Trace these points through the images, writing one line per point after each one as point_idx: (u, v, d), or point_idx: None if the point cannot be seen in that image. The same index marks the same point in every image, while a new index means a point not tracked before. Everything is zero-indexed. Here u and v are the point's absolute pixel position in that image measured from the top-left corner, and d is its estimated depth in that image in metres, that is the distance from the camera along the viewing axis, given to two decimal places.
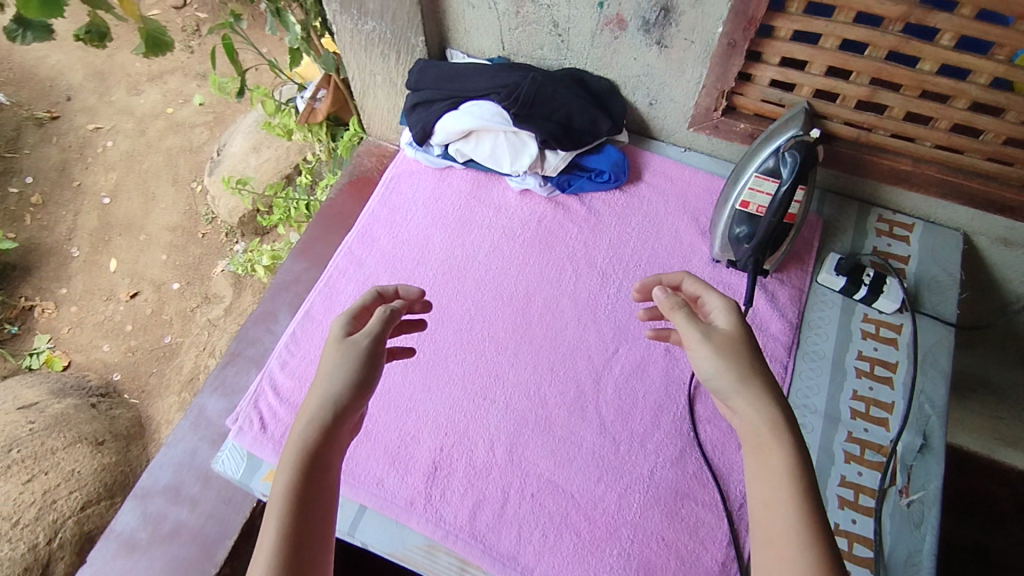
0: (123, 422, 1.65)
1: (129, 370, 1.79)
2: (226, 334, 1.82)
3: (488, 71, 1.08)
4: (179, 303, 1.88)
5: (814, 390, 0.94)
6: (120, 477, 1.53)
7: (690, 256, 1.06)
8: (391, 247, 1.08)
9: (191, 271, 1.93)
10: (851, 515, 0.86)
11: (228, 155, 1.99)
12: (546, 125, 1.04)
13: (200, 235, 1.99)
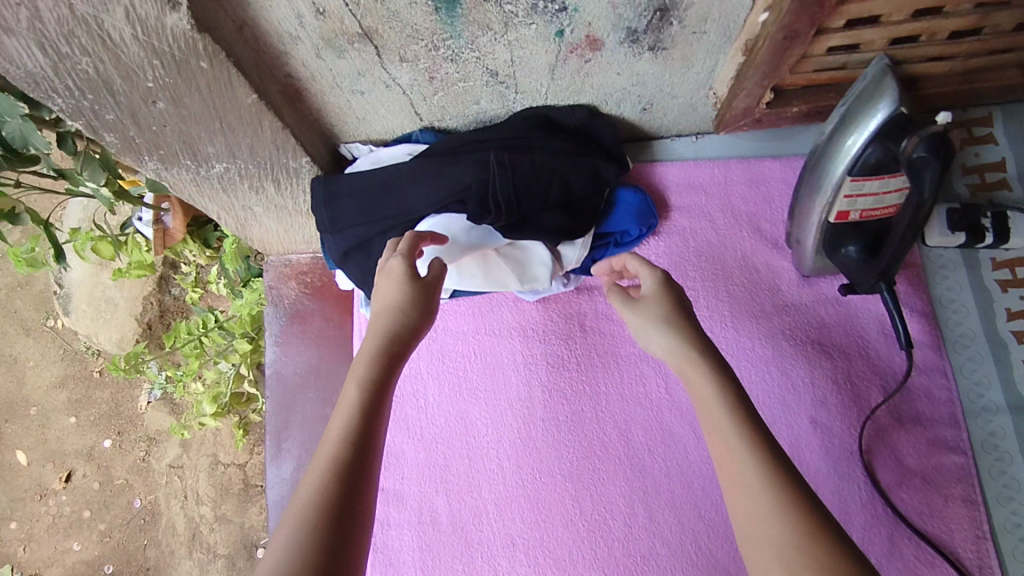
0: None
1: (119, 555, 1.44)
2: (201, 470, 1.45)
3: (431, 176, 0.74)
4: (124, 460, 1.46)
5: (985, 384, 0.78)
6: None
7: (777, 283, 0.83)
8: (424, 455, 0.81)
9: (114, 419, 1.49)
10: None
11: (71, 283, 1.50)
12: (545, 218, 0.75)
13: (96, 374, 1.52)
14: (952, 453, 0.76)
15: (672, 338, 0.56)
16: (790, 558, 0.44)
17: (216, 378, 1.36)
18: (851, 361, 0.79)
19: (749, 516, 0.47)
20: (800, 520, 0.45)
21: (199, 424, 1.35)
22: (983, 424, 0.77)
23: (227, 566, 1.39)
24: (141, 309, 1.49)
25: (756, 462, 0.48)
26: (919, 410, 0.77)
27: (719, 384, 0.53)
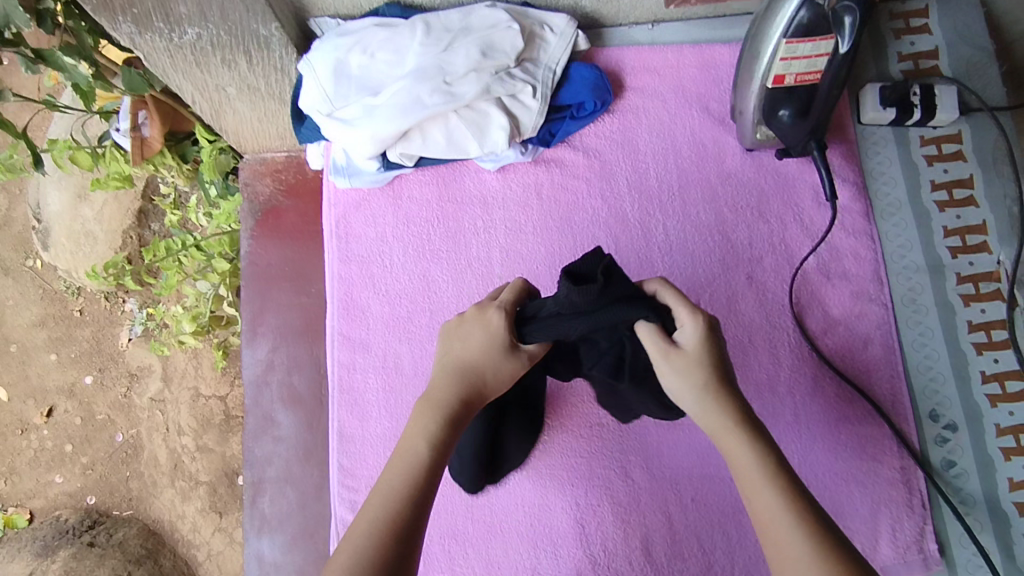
0: (134, 543, 1.47)
1: (101, 488, 1.56)
2: (183, 404, 1.55)
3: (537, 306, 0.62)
4: (106, 395, 1.58)
5: (907, 246, 0.86)
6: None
7: (722, 157, 0.89)
8: (390, 310, 0.87)
9: (95, 356, 1.61)
10: (992, 356, 0.82)
11: (51, 217, 1.60)
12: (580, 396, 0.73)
13: (76, 313, 1.64)
14: (873, 305, 0.84)
15: (710, 397, 0.57)
16: None
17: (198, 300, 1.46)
18: (786, 226, 0.86)
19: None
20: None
21: (181, 342, 1.46)
22: (903, 282, 0.85)
23: (209, 493, 1.50)
24: (122, 243, 1.57)
25: (797, 528, 0.50)
26: (846, 268, 0.85)
27: (758, 456, 0.54)
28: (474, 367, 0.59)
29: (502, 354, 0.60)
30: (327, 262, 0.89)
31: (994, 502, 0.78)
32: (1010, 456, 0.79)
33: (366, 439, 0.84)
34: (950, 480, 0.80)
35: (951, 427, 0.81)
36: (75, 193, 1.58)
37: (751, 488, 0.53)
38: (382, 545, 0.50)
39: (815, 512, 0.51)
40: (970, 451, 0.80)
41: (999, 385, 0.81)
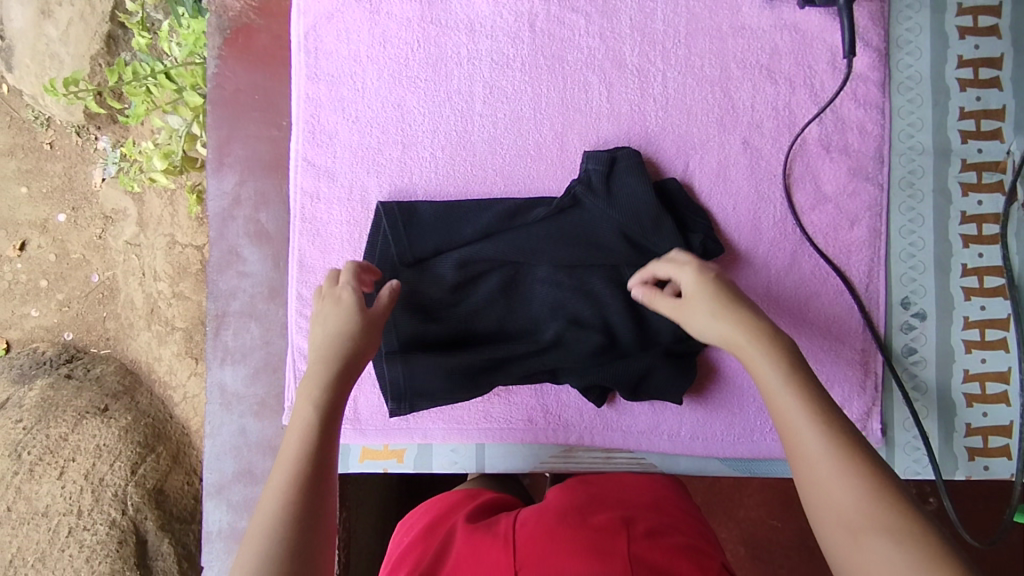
0: (112, 379, 1.47)
1: (78, 324, 1.55)
2: (159, 249, 1.50)
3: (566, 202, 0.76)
4: (81, 235, 1.55)
5: (917, 125, 0.80)
6: (149, 429, 1.40)
7: (738, 5, 0.80)
8: (359, 138, 0.80)
9: (68, 194, 1.56)
10: (977, 250, 0.79)
11: (13, 34, 1.48)
12: (544, 370, 0.76)
13: (46, 146, 1.58)
14: (868, 185, 0.79)
15: (723, 313, 0.62)
16: (851, 520, 0.49)
17: (168, 137, 1.42)
18: (794, 89, 0.79)
19: (819, 492, 0.51)
20: (863, 486, 0.50)
21: (151, 180, 1.42)
22: (905, 163, 0.80)
23: (185, 339, 1.47)
24: (89, 70, 1.45)
25: (819, 433, 0.53)
26: (848, 141, 0.79)
27: (773, 360, 0.58)
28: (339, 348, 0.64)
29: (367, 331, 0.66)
30: (295, 80, 0.81)
31: (946, 391, 0.79)
32: (970, 349, 0.78)
33: (326, 270, 0.80)
34: (907, 367, 0.80)
35: (920, 316, 0.79)
36: (36, 9, 1.45)
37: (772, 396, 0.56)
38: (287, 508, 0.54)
39: (829, 412, 0.54)
40: (934, 341, 0.79)
41: (977, 279, 0.79)
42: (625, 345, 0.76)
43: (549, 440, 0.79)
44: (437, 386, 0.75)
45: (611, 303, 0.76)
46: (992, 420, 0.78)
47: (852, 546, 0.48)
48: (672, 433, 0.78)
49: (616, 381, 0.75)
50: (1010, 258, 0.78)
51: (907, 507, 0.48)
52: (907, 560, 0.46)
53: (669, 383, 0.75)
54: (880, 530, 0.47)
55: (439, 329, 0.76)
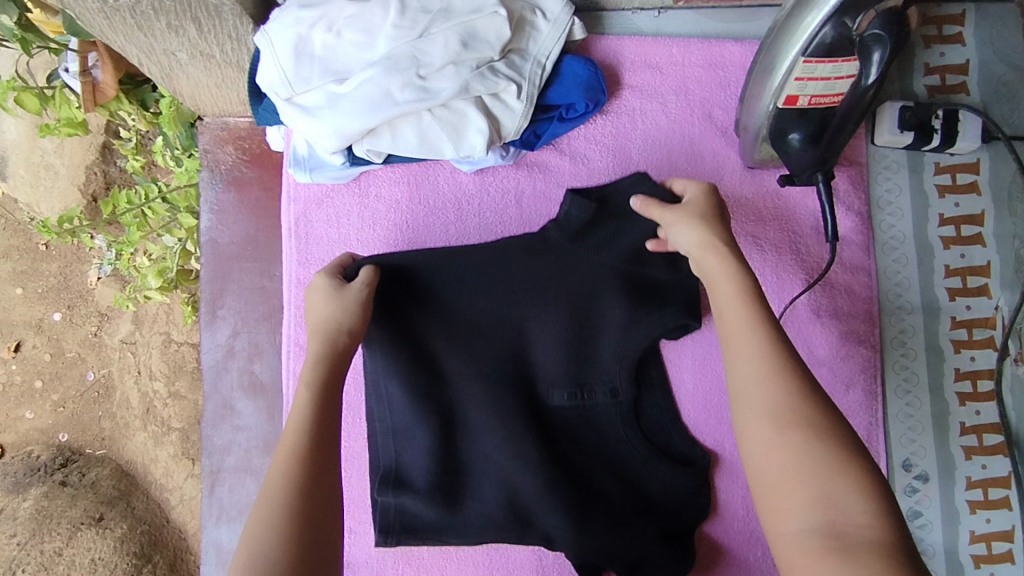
0: (107, 483, 1.44)
1: (74, 425, 1.50)
2: (155, 348, 1.48)
3: (581, 345, 0.74)
4: (75, 333, 1.50)
5: (905, 284, 0.80)
6: (145, 537, 1.40)
7: (720, 173, 0.81)
8: None
9: (63, 292, 1.51)
10: (974, 407, 0.79)
11: (6, 146, 1.47)
12: (534, 531, 0.74)
13: (41, 246, 1.52)
14: (861, 347, 0.79)
15: (703, 228, 0.64)
16: (782, 416, 0.52)
17: (161, 250, 1.42)
18: (781, 257, 0.80)
19: (750, 390, 0.54)
20: (788, 386, 0.53)
21: (145, 297, 1.39)
22: (895, 322, 0.80)
23: (181, 440, 1.44)
24: (84, 180, 1.46)
25: (754, 357, 0.55)
26: (838, 304, 0.79)
27: (738, 278, 0.60)
28: (340, 331, 0.66)
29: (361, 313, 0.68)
30: (286, 263, 0.82)
31: (953, 553, 0.78)
32: (975, 509, 0.78)
33: None
34: (913, 531, 0.78)
35: (922, 478, 0.78)
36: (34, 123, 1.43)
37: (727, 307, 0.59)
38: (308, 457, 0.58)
39: (775, 327, 0.57)
40: (938, 503, 0.78)
41: (976, 438, 0.78)
42: (624, 513, 0.73)
43: None
44: (423, 526, 0.74)
45: (607, 467, 0.74)
46: None
47: (769, 437, 0.52)
48: None
49: (614, 557, 0.73)
50: (1006, 415, 0.78)
51: (832, 410, 0.52)
52: (822, 454, 0.49)
53: (664, 563, 0.74)
54: (802, 427, 0.51)
55: (426, 455, 0.73)
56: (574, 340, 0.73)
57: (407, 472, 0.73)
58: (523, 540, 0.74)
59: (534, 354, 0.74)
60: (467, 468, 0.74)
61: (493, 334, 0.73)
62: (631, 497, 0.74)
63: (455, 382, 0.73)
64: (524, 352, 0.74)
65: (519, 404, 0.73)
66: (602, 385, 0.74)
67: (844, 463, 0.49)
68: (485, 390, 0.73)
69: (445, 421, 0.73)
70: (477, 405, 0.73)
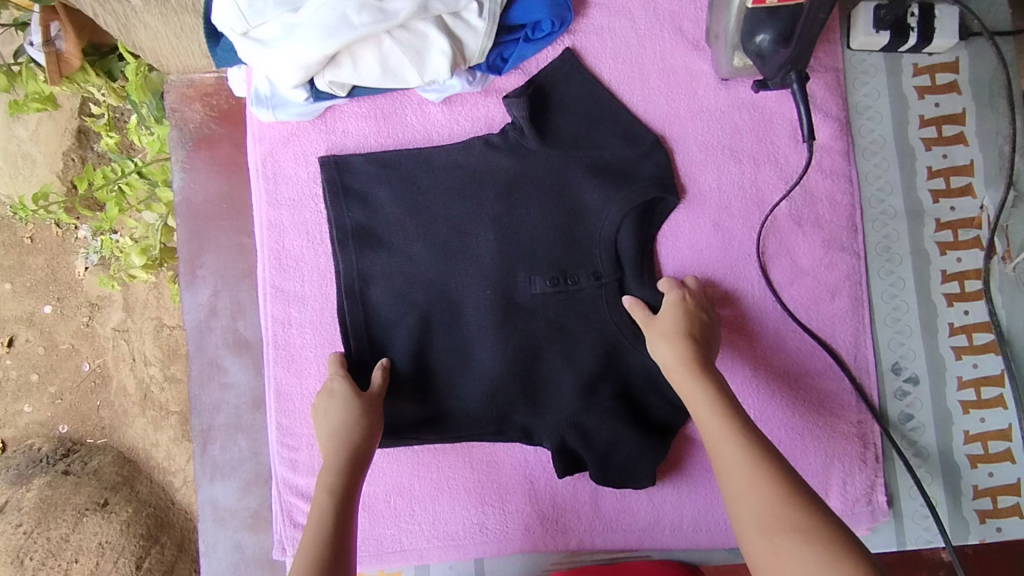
0: (109, 470, 1.38)
1: (74, 416, 1.44)
2: (147, 333, 1.43)
3: (561, 234, 0.76)
4: (68, 325, 1.43)
5: (887, 189, 0.79)
6: (151, 520, 1.33)
7: (694, 88, 0.79)
8: (326, 261, 0.79)
9: (52, 286, 1.43)
10: (962, 308, 0.78)
11: None
12: (517, 422, 0.76)
13: (27, 241, 1.43)
14: (845, 255, 0.78)
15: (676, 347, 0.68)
16: (771, 525, 0.54)
17: (144, 231, 1.36)
18: (759, 167, 0.79)
19: (740, 500, 0.57)
20: (770, 492, 0.55)
21: (129, 276, 1.35)
22: (879, 228, 0.79)
23: (181, 423, 1.41)
24: (64, 167, 1.39)
25: (737, 476, 0.58)
26: (819, 213, 0.78)
27: (714, 398, 0.64)
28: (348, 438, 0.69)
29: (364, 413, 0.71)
30: (256, 206, 0.80)
31: (947, 454, 0.78)
32: (968, 409, 0.78)
33: (305, 398, 0.78)
34: (906, 434, 0.78)
35: (912, 380, 0.78)
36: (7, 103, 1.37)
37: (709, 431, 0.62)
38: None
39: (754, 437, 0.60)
40: (929, 404, 0.78)
41: (966, 337, 0.78)
42: (599, 393, 0.76)
43: (548, 547, 0.78)
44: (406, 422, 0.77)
45: (589, 355, 0.76)
46: (998, 479, 0.78)
47: (765, 550, 0.53)
48: (674, 527, 0.77)
49: (586, 438, 0.76)
50: (995, 313, 0.78)
51: (812, 506, 0.54)
52: (815, 555, 0.50)
53: (642, 454, 0.75)
54: (791, 531, 0.52)
55: (399, 350, 0.77)
56: (549, 228, 0.76)
57: (383, 366, 0.76)
58: (500, 432, 0.77)
59: (504, 242, 0.76)
60: (438, 359, 0.77)
61: (465, 224, 0.77)
62: (608, 381, 0.76)
63: (429, 275, 0.77)
64: (496, 242, 0.77)
65: (495, 288, 0.76)
66: (584, 269, 0.76)
67: (834, 558, 0.49)
68: (459, 280, 0.76)
69: (415, 315, 0.76)
70: (452, 294, 0.77)
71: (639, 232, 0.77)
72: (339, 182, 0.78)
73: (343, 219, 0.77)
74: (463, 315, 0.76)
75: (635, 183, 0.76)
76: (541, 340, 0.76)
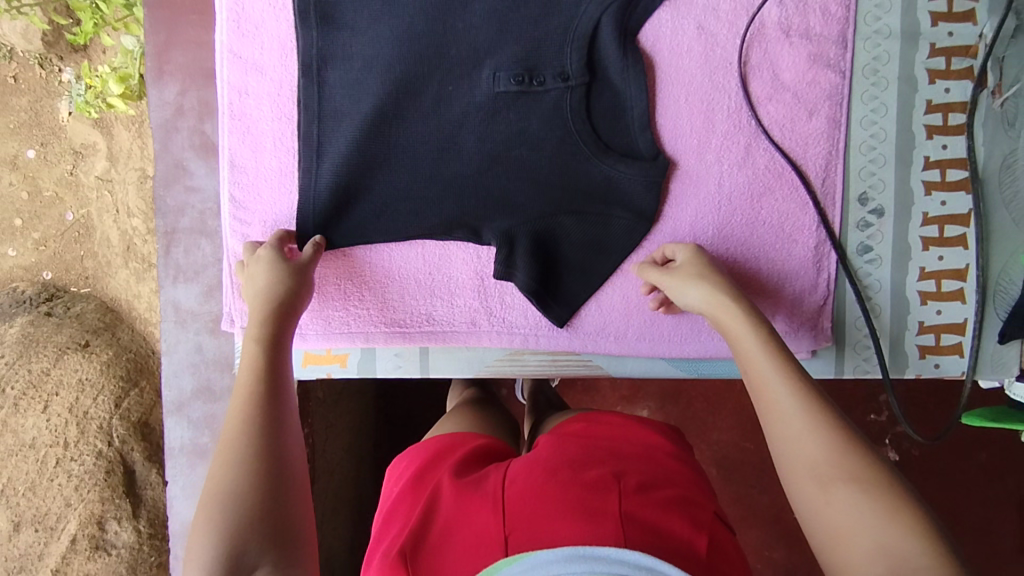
0: (92, 316, 1.30)
1: (58, 263, 1.37)
2: (131, 184, 1.33)
3: (534, 30, 0.72)
4: (52, 172, 1.35)
5: (885, 7, 0.74)
6: (131, 364, 1.26)
7: None
8: (286, 28, 0.75)
9: (35, 129, 1.36)
10: (941, 142, 0.75)
11: None
12: (461, 224, 0.75)
13: (9, 79, 1.35)
14: (830, 72, 0.74)
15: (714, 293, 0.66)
16: (829, 480, 0.51)
17: (124, 59, 1.20)
18: None
19: (799, 457, 0.53)
20: (829, 443, 0.52)
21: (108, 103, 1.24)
22: (870, 48, 0.75)
23: None
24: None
25: (798, 426, 0.54)
26: (810, 25, 0.74)
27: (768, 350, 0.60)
28: (276, 294, 0.68)
29: (298, 271, 0.70)
30: None
31: (900, 289, 0.76)
32: (928, 246, 0.76)
33: (258, 170, 0.76)
34: (863, 266, 0.77)
35: (877, 213, 0.76)
36: None
37: (767, 391, 0.58)
38: (253, 427, 0.58)
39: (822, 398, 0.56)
40: (891, 238, 0.76)
41: (939, 173, 0.75)
42: (553, 198, 0.74)
43: (493, 344, 0.77)
44: (349, 221, 0.75)
45: (540, 163, 0.74)
46: (945, 318, 0.76)
47: (815, 495, 0.51)
48: (619, 334, 0.77)
49: (536, 238, 0.75)
50: (974, 149, 0.74)
51: (865, 448, 0.52)
52: (871, 507, 0.48)
53: (580, 267, 0.76)
54: (842, 480, 0.50)
55: (347, 137, 0.73)
56: (523, 23, 0.72)
57: (330, 147, 0.74)
58: (449, 232, 0.75)
59: (474, 33, 0.72)
60: (391, 155, 0.74)
61: (437, 9, 0.72)
62: (559, 187, 0.74)
63: (390, 61, 0.72)
64: (467, 34, 0.72)
65: (452, 85, 0.73)
66: (551, 68, 0.72)
67: (889, 502, 0.48)
68: (420, 74, 0.72)
69: (375, 103, 0.73)
70: (411, 90, 0.73)
71: (618, 29, 0.72)
72: None
73: None
74: (426, 111, 0.73)
75: None
76: (501, 142, 0.74)
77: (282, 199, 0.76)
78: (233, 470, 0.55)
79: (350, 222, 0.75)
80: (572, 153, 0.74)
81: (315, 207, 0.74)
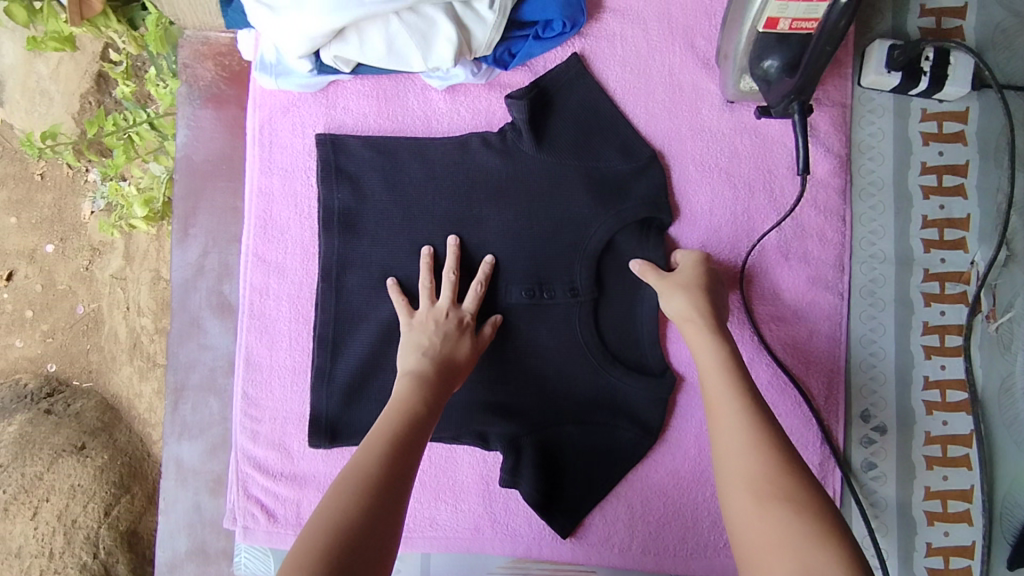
0: (90, 415, 1.17)
1: (63, 355, 1.22)
2: (144, 284, 1.21)
3: (547, 246, 0.75)
4: (68, 264, 1.22)
5: (878, 233, 0.78)
6: (126, 469, 1.13)
7: (697, 106, 0.78)
8: (309, 235, 0.79)
9: (56, 223, 1.23)
10: (939, 362, 0.77)
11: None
12: (471, 428, 0.75)
13: (37, 175, 1.23)
14: (827, 294, 0.78)
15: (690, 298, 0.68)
16: (761, 490, 0.52)
17: (148, 181, 1.15)
18: (752, 195, 0.78)
19: (736, 464, 0.54)
20: (768, 462, 0.53)
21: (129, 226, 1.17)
22: (866, 271, 0.78)
23: None
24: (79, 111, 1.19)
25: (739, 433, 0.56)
26: (808, 249, 0.78)
27: (721, 362, 0.62)
28: (420, 367, 0.67)
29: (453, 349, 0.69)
30: (247, 171, 0.80)
31: (906, 509, 0.76)
32: (932, 465, 0.76)
33: (272, 368, 0.78)
34: (866, 482, 0.77)
35: (879, 430, 0.77)
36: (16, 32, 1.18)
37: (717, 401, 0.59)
38: (383, 465, 0.56)
39: (765, 419, 0.57)
40: (894, 455, 0.77)
41: (939, 393, 0.77)
42: (564, 407, 0.75)
43: (497, 550, 0.77)
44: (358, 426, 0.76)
45: (550, 370, 0.75)
46: (953, 540, 0.76)
47: (746, 506, 0.52)
48: (623, 547, 0.76)
49: (543, 447, 0.75)
50: (972, 371, 0.76)
51: (810, 482, 0.52)
52: (804, 528, 0.48)
53: (591, 474, 0.76)
54: (781, 500, 0.51)
55: (362, 344, 0.76)
56: (536, 239, 0.75)
57: (347, 350, 0.76)
58: (457, 438, 0.75)
59: (491, 246, 0.76)
60: None
61: (456, 225, 0.76)
62: (566, 398, 0.75)
63: (410, 272, 0.76)
64: (485, 248, 0.76)
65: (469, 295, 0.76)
66: (560, 282, 0.75)
67: (818, 526, 0.48)
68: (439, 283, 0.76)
69: (391, 310, 0.75)
70: None
71: (627, 250, 0.76)
72: (331, 162, 0.77)
73: (331, 200, 0.76)
74: None
75: (629, 197, 0.76)
76: (510, 351, 0.76)
77: (293, 400, 0.78)
78: (346, 500, 0.52)
79: (359, 424, 0.75)
80: (586, 364, 0.75)
81: (329, 408, 0.75)
